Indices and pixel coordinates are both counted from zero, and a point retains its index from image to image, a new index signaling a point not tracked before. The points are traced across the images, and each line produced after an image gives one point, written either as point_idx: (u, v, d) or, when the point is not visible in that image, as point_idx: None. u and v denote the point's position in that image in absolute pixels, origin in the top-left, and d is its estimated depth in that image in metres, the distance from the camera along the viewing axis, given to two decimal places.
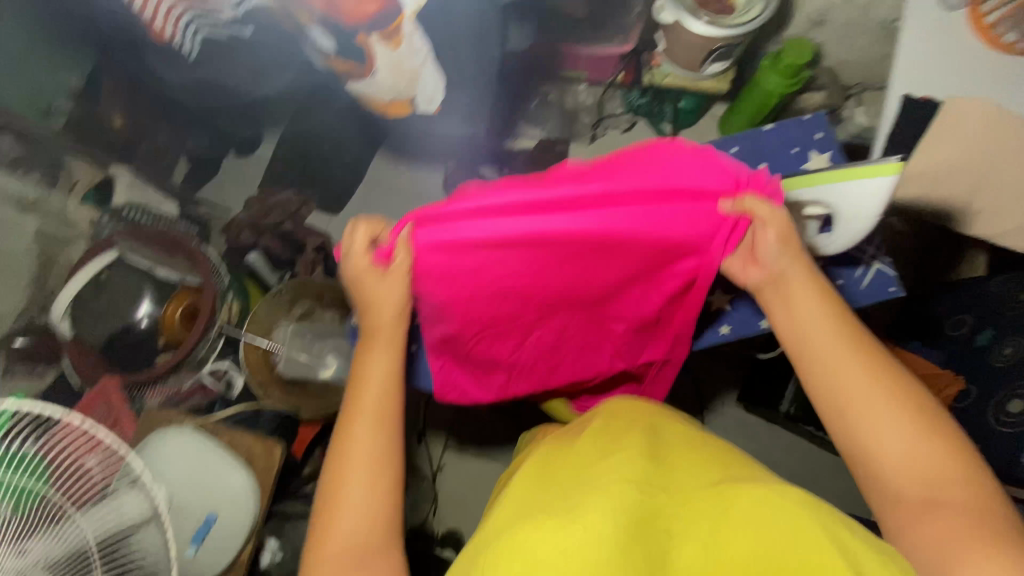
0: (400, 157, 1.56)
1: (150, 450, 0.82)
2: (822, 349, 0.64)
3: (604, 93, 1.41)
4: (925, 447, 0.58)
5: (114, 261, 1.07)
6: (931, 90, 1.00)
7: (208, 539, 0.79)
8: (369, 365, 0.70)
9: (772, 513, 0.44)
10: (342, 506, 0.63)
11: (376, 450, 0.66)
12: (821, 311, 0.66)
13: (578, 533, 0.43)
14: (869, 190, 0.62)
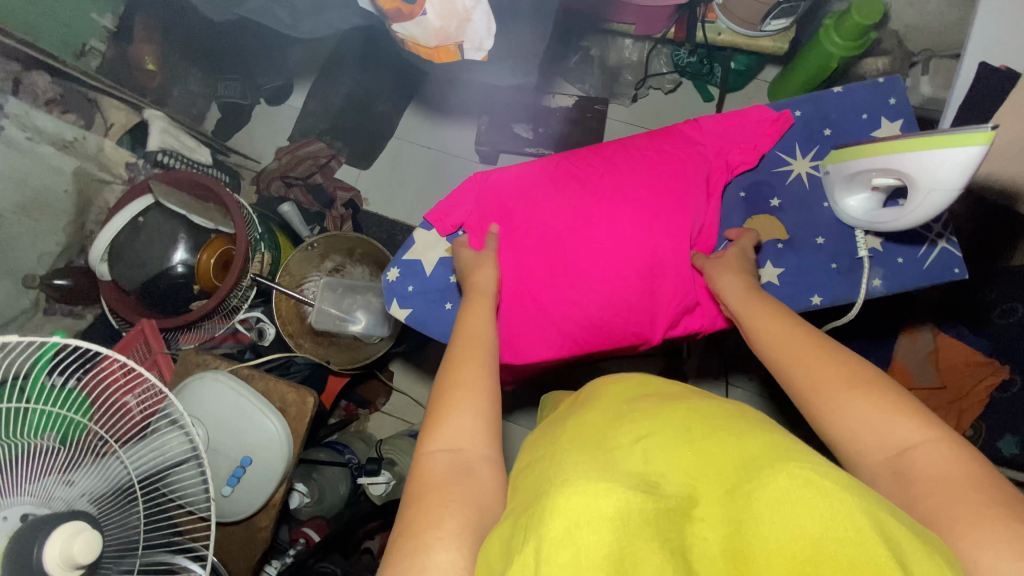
0: (432, 112, 1.52)
1: (190, 392, 0.84)
2: (770, 341, 0.57)
3: (650, 50, 1.34)
4: (880, 414, 0.47)
5: (149, 206, 1.09)
6: (1009, 58, 0.93)
7: (243, 480, 0.81)
8: (476, 312, 0.66)
9: (816, 496, 0.32)
10: (449, 438, 0.52)
11: (490, 385, 0.57)
12: (760, 307, 0.62)
13: (566, 501, 0.34)
14: (950, 158, 0.58)
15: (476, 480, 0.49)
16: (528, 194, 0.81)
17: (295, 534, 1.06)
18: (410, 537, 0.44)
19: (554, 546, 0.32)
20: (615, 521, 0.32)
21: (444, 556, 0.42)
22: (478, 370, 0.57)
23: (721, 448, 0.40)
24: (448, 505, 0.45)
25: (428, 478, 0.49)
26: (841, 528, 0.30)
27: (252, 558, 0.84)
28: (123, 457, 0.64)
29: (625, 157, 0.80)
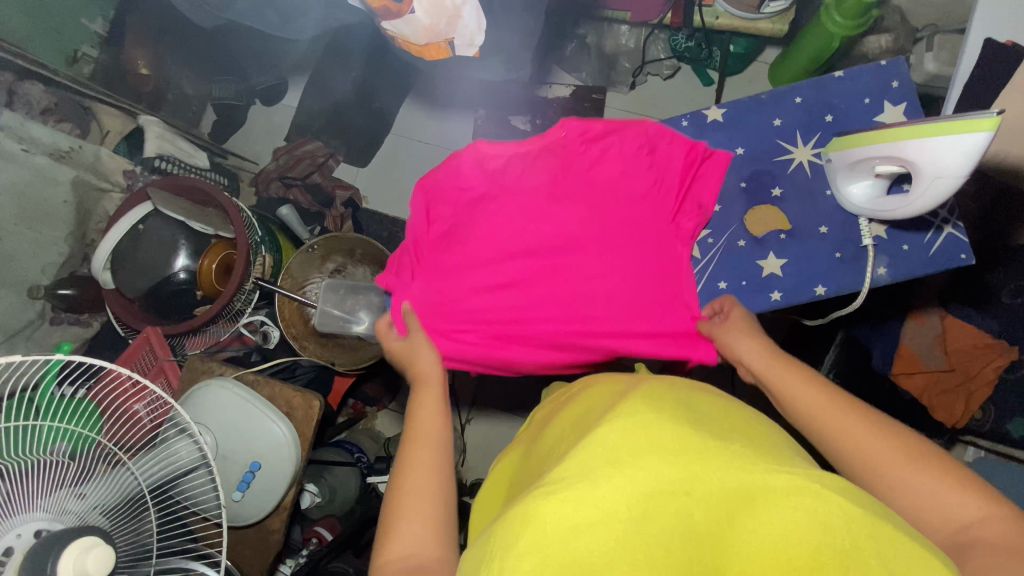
0: (428, 106, 1.50)
1: (197, 398, 0.85)
2: (806, 405, 0.56)
3: (646, 35, 1.33)
4: (937, 483, 0.47)
5: (149, 214, 1.10)
6: (1016, 33, 0.91)
7: (253, 484, 0.82)
8: (424, 404, 0.63)
9: (806, 499, 0.35)
10: (401, 545, 0.52)
11: (435, 487, 0.56)
12: (788, 365, 0.60)
13: (547, 507, 0.35)
14: (956, 147, 0.57)
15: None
16: (477, 238, 0.70)
17: (307, 533, 1.07)
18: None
19: (527, 553, 0.34)
20: (586, 525, 0.34)
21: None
22: (423, 472, 0.57)
23: (711, 434, 0.41)
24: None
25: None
26: (840, 532, 0.33)
27: (265, 561, 0.86)
28: (133, 468, 0.64)
29: (605, 200, 0.71)
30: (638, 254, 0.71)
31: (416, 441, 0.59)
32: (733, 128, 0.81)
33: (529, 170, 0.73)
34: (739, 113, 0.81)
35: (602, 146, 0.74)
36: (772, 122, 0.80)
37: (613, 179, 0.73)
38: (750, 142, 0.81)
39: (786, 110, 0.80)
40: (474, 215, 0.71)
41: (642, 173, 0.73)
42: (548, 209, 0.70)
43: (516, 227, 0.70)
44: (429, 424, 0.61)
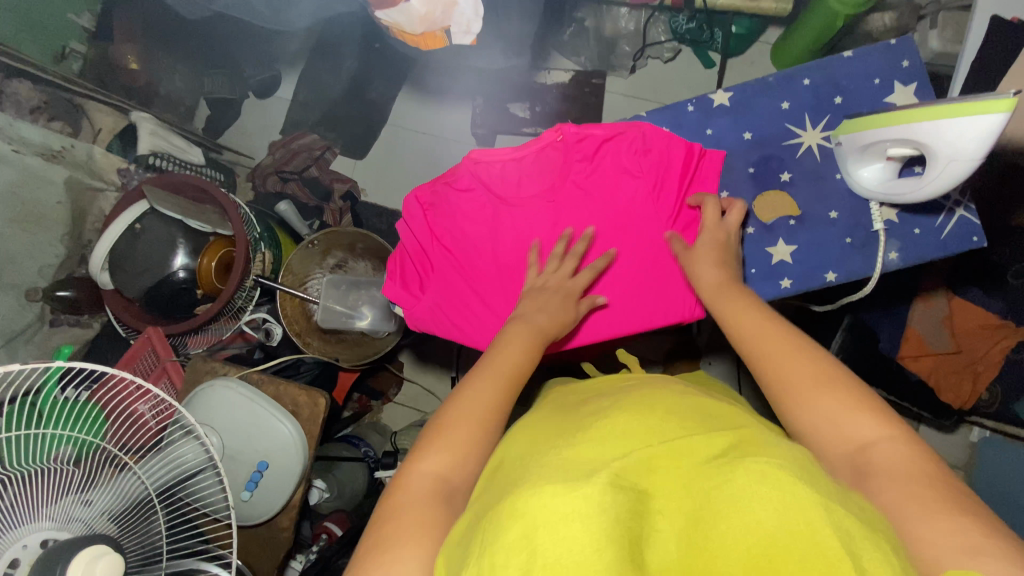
0: (425, 95, 1.47)
1: (202, 398, 0.84)
2: (749, 334, 0.58)
3: (647, 17, 1.29)
4: (844, 413, 0.49)
5: (145, 213, 1.09)
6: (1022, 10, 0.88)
7: (261, 484, 0.82)
8: (509, 343, 0.62)
9: (768, 489, 0.33)
10: (433, 458, 0.52)
11: (488, 420, 0.55)
12: (736, 298, 0.63)
13: (535, 503, 0.34)
14: (968, 129, 0.56)
15: (439, 510, 0.49)
16: (477, 243, 0.80)
17: (317, 530, 1.07)
18: (372, 545, 0.47)
19: (514, 549, 0.32)
20: (578, 518, 0.32)
21: (391, 567, 0.44)
22: (487, 400, 0.55)
23: (686, 447, 0.41)
24: (403, 530, 0.47)
25: (404, 490, 0.51)
26: (793, 514, 0.31)
27: (276, 559, 0.86)
28: (138, 471, 0.64)
29: (596, 211, 0.79)
30: (625, 258, 0.78)
31: (497, 371, 0.58)
32: (740, 112, 0.80)
33: (526, 182, 0.80)
34: (746, 97, 0.79)
35: (597, 157, 0.79)
36: (779, 105, 0.78)
37: (605, 189, 0.79)
38: (757, 125, 0.79)
39: (794, 93, 0.78)
40: (475, 224, 0.80)
41: (633, 180, 0.78)
42: (542, 217, 0.79)
43: (516, 237, 0.80)
44: (513, 363, 0.59)
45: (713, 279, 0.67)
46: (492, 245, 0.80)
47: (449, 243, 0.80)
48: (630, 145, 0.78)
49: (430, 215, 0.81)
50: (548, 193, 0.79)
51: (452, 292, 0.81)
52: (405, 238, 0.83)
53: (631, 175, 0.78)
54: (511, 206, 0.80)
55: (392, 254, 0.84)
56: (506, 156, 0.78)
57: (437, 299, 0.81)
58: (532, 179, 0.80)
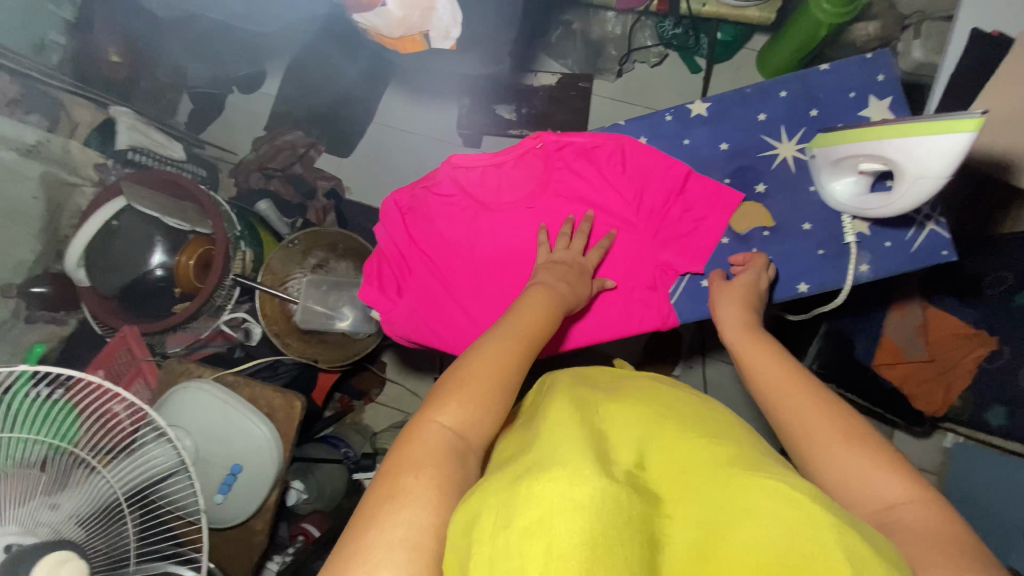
0: (412, 94, 1.46)
1: (176, 400, 0.83)
2: (772, 379, 0.58)
3: (633, 22, 1.30)
4: (871, 468, 0.49)
5: (122, 209, 1.07)
6: (1002, 23, 0.89)
7: (234, 487, 0.81)
8: (528, 310, 0.61)
9: (778, 507, 0.35)
10: (449, 415, 0.49)
11: (507, 380, 0.53)
12: (758, 342, 0.63)
13: (545, 485, 0.32)
14: (940, 146, 0.57)
15: (454, 467, 0.46)
16: (455, 246, 0.81)
17: (294, 531, 1.07)
18: (381, 498, 0.43)
19: (527, 534, 0.30)
20: (593, 505, 0.31)
21: (406, 520, 0.41)
22: (504, 360, 0.54)
23: (692, 461, 0.42)
24: (420, 483, 0.44)
25: (415, 445, 0.47)
26: (803, 531, 0.33)
27: (249, 561, 0.85)
28: (107, 475, 0.63)
29: (575, 217, 0.79)
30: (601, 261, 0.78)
31: (515, 332, 0.57)
32: (718, 122, 0.80)
33: (504, 188, 0.80)
34: (724, 107, 0.80)
35: (574, 162, 0.80)
36: (756, 117, 0.79)
37: (584, 197, 0.79)
38: (734, 136, 0.80)
39: (771, 105, 0.79)
40: (453, 227, 0.81)
41: (608, 186, 0.79)
42: (519, 220, 0.80)
43: (494, 242, 0.81)
44: (534, 327, 0.59)
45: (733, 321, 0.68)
46: (470, 248, 0.81)
47: (427, 246, 0.82)
48: (606, 152, 0.79)
49: (409, 217, 0.82)
50: (525, 197, 0.80)
51: (430, 293, 0.81)
52: (384, 241, 0.84)
53: (609, 183, 0.79)
54: (489, 211, 0.81)
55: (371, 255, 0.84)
56: (485, 161, 0.80)
57: (414, 300, 0.81)
58: (510, 183, 0.81)
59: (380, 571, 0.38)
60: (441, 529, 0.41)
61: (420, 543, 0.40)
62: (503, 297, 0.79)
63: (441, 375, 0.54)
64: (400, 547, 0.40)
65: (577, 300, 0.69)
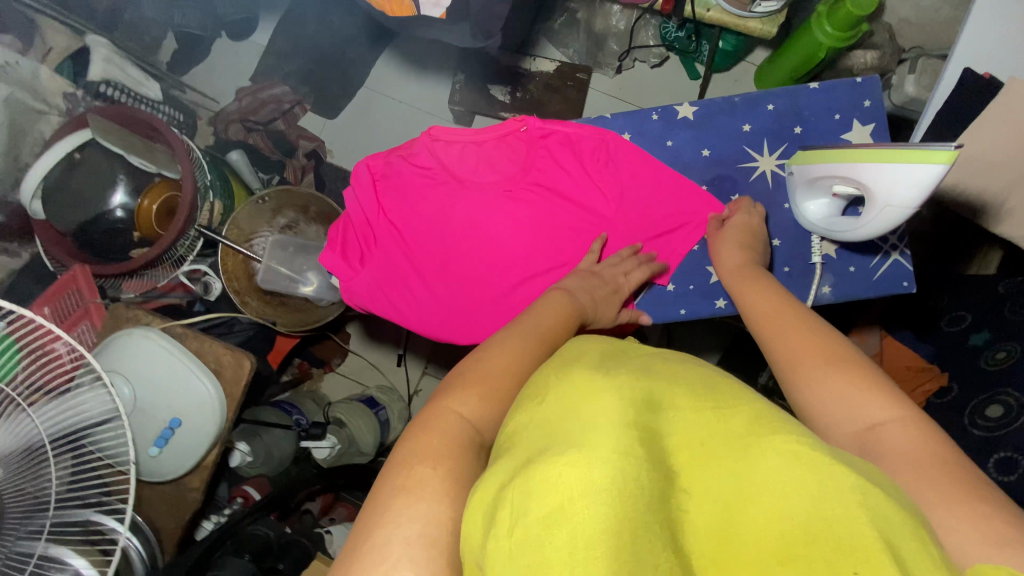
0: (407, 64, 1.43)
1: (117, 347, 0.80)
2: (765, 315, 0.59)
3: (637, 18, 1.28)
4: (854, 389, 0.49)
5: (87, 142, 1.01)
6: (996, 66, 0.88)
7: (171, 441, 0.79)
8: (550, 306, 0.59)
9: (801, 474, 0.32)
10: (467, 406, 0.48)
11: (524, 372, 0.50)
12: (755, 285, 0.64)
13: (560, 470, 0.31)
14: (915, 175, 0.57)
15: (471, 458, 0.44)
16: (425, 220, 0.80)
17: (233, 493, 1.05)
18: (396, 491, 0.42)
19: (546, 524, 0.30)
20: (613, 491, 0.30)
21: (423, 515, 0.40)
22: (522, 357, 0.51)
23: (710, 419, 0.37)
24: (437, 476, 0.42)
25: (432, 436, 0.46)
26: (831, 504, 0.31)
27: (182, 519, 0.84)
28: (32, 415, 0.61)
29: (549, 208, 0.78)
30: (569, 253, 0.77)
31: (535, 332, 0.54)
32: (703, 128, 0.79)
33: (483, 167, 0.79)
34: (709, 113, 0.79)
35: (555, 150, 0.78)
36: (741, 127, 0.79)
37: (562, 187, 0.78)
38: (716, 144, 0.79)
39: (757, 117, 0.79)
40: (425, 201, 0.80)
41: (585, 180, 0.78)
42: (493, 201, 0.79)
43: (465, 221, 0.79)
44: (554, 329, 0.56)
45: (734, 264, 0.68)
46: (440, 225, 0.79)
47: (396, 218, 0.80)
48: (589, 144, 0.78)
49: (383, 185, 0.80)
50: (503, 179, 0.79)
51: (396, 265, 0.80)
52: (352, 207, 0.82)
53: (587, 177, 0.78)
54: (465, 188, 0.79)
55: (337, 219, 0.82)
56: (466, 138, 0.78)
57: (378, 270, 0.80)
58: (490, 162, 0.79)
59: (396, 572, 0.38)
60: (456, 522, 0.40)
61: (435, 536, 0.39)
62: (470, 278, 0.79)
63: (456, 367, 0.53)
64: (419, 544, 0.39)
65: (598, 314, 0.65)
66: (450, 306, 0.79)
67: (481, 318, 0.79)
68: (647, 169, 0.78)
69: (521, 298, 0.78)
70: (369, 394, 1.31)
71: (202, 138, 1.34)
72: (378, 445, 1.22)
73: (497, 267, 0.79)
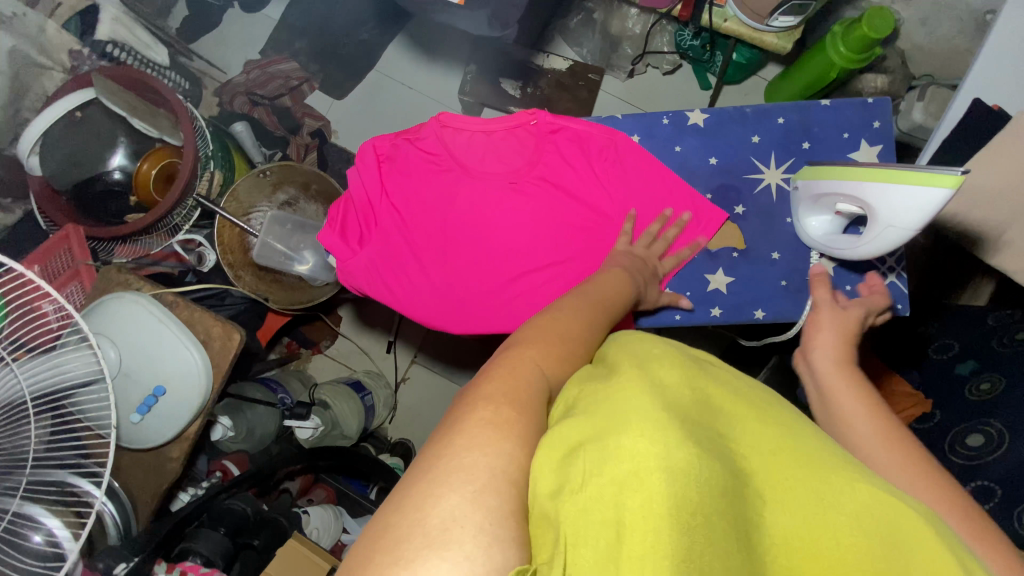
0: (418, 51, 1.42)
1: (106, 310, 0.79)
2: (864, 429, 0.52)
3: (654, 23, 1.28)
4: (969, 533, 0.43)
5: (89, 101, 1.00)
6: (1006, 99, 0.88)
7: (154, 409, 0.78)
8: (606, 282, 0.60)
9: (879, 504, 0.33)
10: (548, 360, 0.45)
11: (592, 341, 0.50)
12: (854, 388, 0.56)
13: (634, 440, 0.32)
14: (919, 200, 0.57)
15: (549, 410, 0.42)
16: (428, 207, 0.79)
17: (212, 467, 1.02)
18: (479, 421, 0.39)
19: (620, 487, 0.30)
20: (684, 472, 0.31)
21: (508, 453, 0.37)
22: (594, 329, 0.51)
23: (775, 431, 0.37)
24: (523, 418, 0.40)
25: (513, 378, 0.43)
26: (908, 532, 0.32)
27: (159, 487, 0.83)
28: (20, 371, 0.60)
29: (553, 203, 0.78)
30: (570, 250, 0.77)
31: (597, 302, 0.55)
32: (712, 135, 0.80)
33: (490, 158, 0.79)
34: (720, 121, 0.79)
35: (563, 146, 0.78)
36: (750, 137, 0.79)
37: (567, 183, 0.78)
38: (724, 153, 0.79)
39: (766, 129, 0.79)
40: (429, 188, 0.79)
41: (590, 178, 0.78)
42: (497, 193, 0.79)
43: (468, 211, 0.79)
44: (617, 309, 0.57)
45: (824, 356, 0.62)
46: (443, 212, 0.79)
47: (398, 202, 0.79)
48: (597, 142, 0.78)
49: (387, 168, 0.80)
50: (509, 171, 0.79)
51: (395, 249, 0.79)
52: (354, 187, 0.81)
53: (593, 175, 0.78)
54: (471, 178, 0.79)
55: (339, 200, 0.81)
56: (474, 127, 0.78)
57: (375, 253, 0.79)
58: (497, 154, 0.78)
59: (484, 502, 0.35)
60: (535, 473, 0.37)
61: (519, 474, 0.37)
62: (469, 269, 0.79)
63: (525, 321, 0.50)
64: (502, 479, 0.36)
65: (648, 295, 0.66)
66: (448, 295, 0.79)
67: (477, 309, 0.79)
68: (654, 171, 0.78)
69: (518, 293, 0.78)
70: (356, 378, 1.30)
71: (206, 108, 1.32)
72: (361, 430, 1.22)
73: (499, 257, 0.78)
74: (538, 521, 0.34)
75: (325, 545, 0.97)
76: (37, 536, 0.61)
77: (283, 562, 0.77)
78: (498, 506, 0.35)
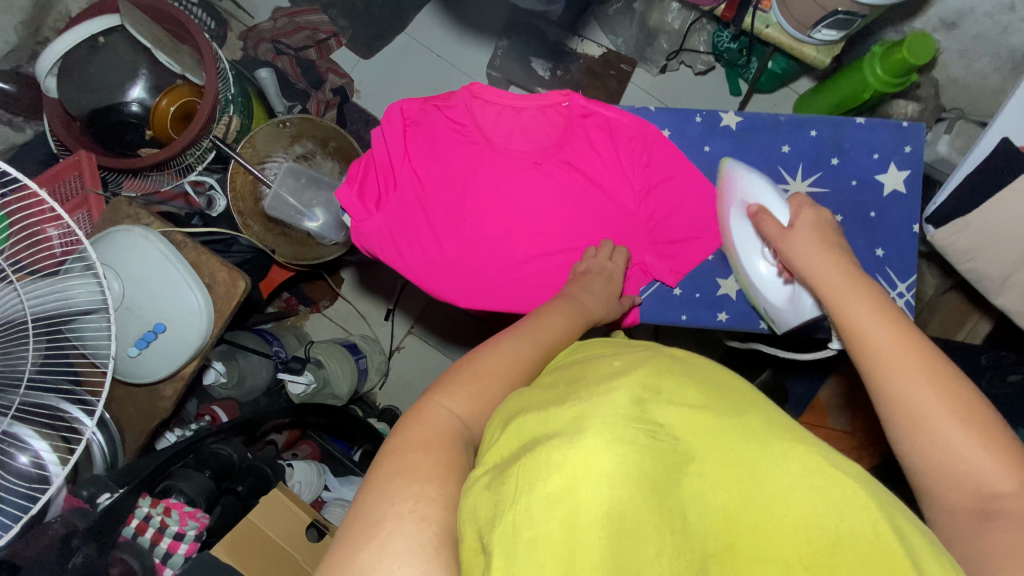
0: (451, 20, 1.39)
1: (113, 242, 0.79)
2: (875, 339, 0.50)
3: (694, 20, 1.25)
4: (979, 448, 0.44)
5: (113, 28, 0.98)
6: None
7: (152, 345, 0.78)
8: (558, 308, 0.63)
9: (821, 484, 0.35)
10: (458, 402, 0.49)
11: (521, 379, 0.52)
12: (864, 297, 0.54)
13: (568, 452, 0.33)
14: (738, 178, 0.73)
15: (463, 452, 0.45)
16: (451, 176, 0.79)
17: (201, 410, 1.04)
18: (392, 474, 0.43)
19: (552, 500, 0.32)
20: (615, 479, 0.32)
21: (415, 494, 0.41)
22: (517, 357, 0.53)
23: (726, 422, 0.38)
24: (431, 460, 0.44)
25: (422, 426, 0.47)
26: (854, 509, 0.33)
27: (149, 424, 0.84)
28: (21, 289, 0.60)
29: (574, 189, 0.78)
30: (587, 237, 0.78)
31: (531, 336, 0.56)
32: (743, 140, 0.79)
33: (518, 135, 0.78)
34: (752, 127, 0.79)
35: (591, 132, 0.77)
36: (780, 147, 0.79)
37: (591, 170, 0.78)
38: (752, 159, 0.79)
39: (798, 140, 0.79)
40: (454, 157, 0.79)
41: (616, 168, 0.77)
42: (523, 170, 0.78)
43: (489, 186, 0.78)
44: (551, 334, 0.58)
45: (825, 271, 0.58)
46: (463, 184, 0.79)
47: (420, 168, 0.78)
48: (626, 134, 0.77)
49: (413, 133, 0.79)
50: (536, 149, 0.78)
51: (412, 215, 0.79)
52: (377, 147, 0.79)
53: (619, 165, 0.77)
54: (496, 153, 0.78)
55: (360, 160, 0.80)
56: (505, 101, 0.76)
57: (393, 217, 0.78)
58: (527, 130, 0.78)
59: (389, 546, 0.39)
60: (449, 506, 0.41)
61: (428, 510, 0.40)
62: (485, 242, 0.79)
63: (453, 364, 0.53)
64: (410, 518, 0.40)
65: (602, 317, 0.68)
66: (462, 266, 0.79)
67: (489, 285, 0.79)
68: (678, 171, 0.78)
69: (532, 273, 0.79)
70: (351, 340, 1.30)
71: (230, 50, 1.31)
72: (352, 393, 1.23)
73: (516, 234, 0.78)
74: (470, 546, 0.36)
75: (306, 499, 0.98)
76: (23, 457, 0.61)
77: (268, 511, 0.78)
78: (406, 546, 0.39)
